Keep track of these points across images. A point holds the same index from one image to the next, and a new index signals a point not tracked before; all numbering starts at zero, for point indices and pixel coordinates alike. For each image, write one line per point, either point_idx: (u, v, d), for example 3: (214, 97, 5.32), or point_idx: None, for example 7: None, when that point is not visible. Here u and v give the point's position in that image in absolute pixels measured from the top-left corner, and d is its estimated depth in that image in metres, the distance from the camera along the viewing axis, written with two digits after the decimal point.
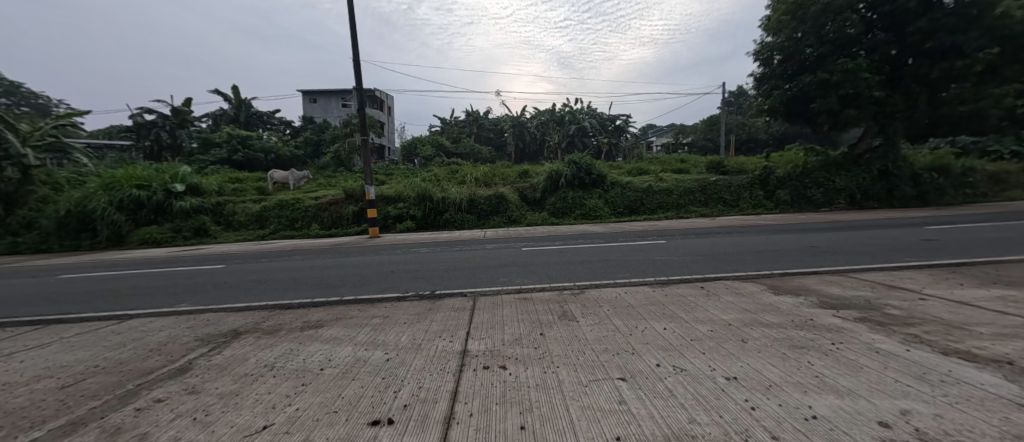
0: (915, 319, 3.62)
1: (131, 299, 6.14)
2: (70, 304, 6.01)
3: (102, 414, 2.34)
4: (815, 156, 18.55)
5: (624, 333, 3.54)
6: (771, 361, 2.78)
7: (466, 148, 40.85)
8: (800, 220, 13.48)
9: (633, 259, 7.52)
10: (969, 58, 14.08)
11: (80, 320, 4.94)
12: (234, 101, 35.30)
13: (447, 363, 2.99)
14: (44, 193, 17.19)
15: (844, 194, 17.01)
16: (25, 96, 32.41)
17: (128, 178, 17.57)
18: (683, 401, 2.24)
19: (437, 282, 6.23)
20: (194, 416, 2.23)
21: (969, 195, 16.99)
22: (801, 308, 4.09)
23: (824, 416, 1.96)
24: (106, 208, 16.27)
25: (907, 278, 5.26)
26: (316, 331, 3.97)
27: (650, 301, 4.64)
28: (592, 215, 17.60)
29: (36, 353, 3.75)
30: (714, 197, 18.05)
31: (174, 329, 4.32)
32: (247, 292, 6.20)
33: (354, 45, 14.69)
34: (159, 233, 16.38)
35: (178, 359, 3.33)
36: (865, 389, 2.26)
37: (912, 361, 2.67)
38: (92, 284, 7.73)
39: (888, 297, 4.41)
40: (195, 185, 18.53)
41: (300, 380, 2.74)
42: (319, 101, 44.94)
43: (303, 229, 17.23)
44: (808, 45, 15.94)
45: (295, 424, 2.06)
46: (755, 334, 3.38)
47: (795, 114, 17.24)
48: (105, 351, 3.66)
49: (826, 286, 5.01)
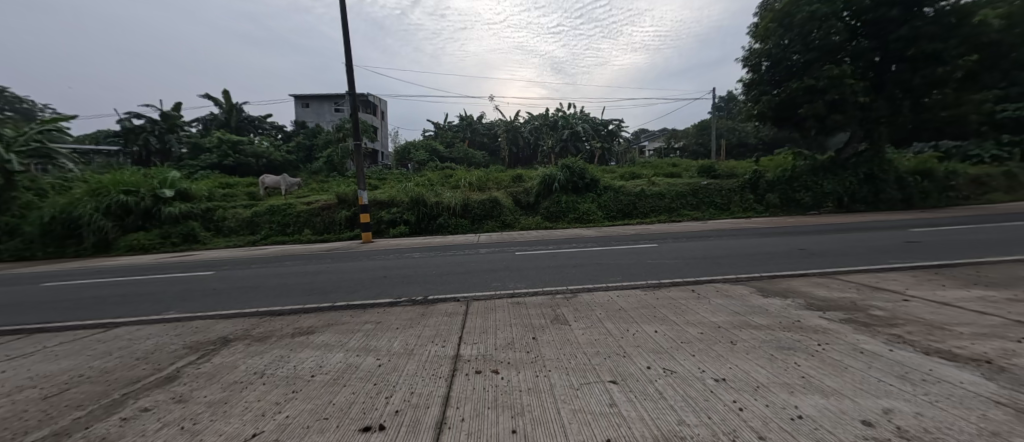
0: (898, 319, 3.72)
1: (117, 306, 6.04)
2: (53, 313, 5.86)
3: (86, 424, 2.30)
4: (803, 161, 18.89)
5: (615, 336, 3.58)
6: (759, 363, 2.82)
7: (460, 153, 40.91)
8: (792, 223, 13.61)
9: (626, 263, 7.55)
10: (949, 65, 14.44)
11: (65, 328, 4.84)
12: (226, 106, 35.07)
13: (439, 368, 2.98)
14: (27, 199, 16.85)
15: (833, 198, 17.31)
16: (8, 101, 31.72)
17: (115, 184, 17.35)
18: (673, 402, 2.27)
19: (431, 287, 6.20)
20: (182, 425, 2.21)
21: (952, 198, 17.39)
22: (790, 310, 4.16)
23: (809, 416, 2.00)
24: (93, 214, 15.88)
25: (892, 279, 5.40)
26: (308, 338, 3.93)
27: (642, 303, 4.69)
28: (585, 219, 17.72)
29: (18, 362, 3.67)
30: (705, 201, 18.26)
31: (162, 336, 4.26)
32: (237, 299, 6.14)
33: (349, 50, 14.69)
34: (147, 238, 16.12)
35: (166, 367, 3.28)
36: (851, 389, 2.31)
37: (896, 362, 2.73)
38: (76, 291, 7.57)
39: (873, 298, 4.51)
40: (185, 190, 18.36)
41: (290, 387, 2.72)
42: (311, 106, 44.80)
43: (295, 234, 17.09)
44: (795, 51, 16.29)
45: (284, 432, 2.04)
46: (744, 336, 3.43)
47: (784, 120, 17.56)
48: (92, 360, 3.61)
49: (813, 287, 5.11)
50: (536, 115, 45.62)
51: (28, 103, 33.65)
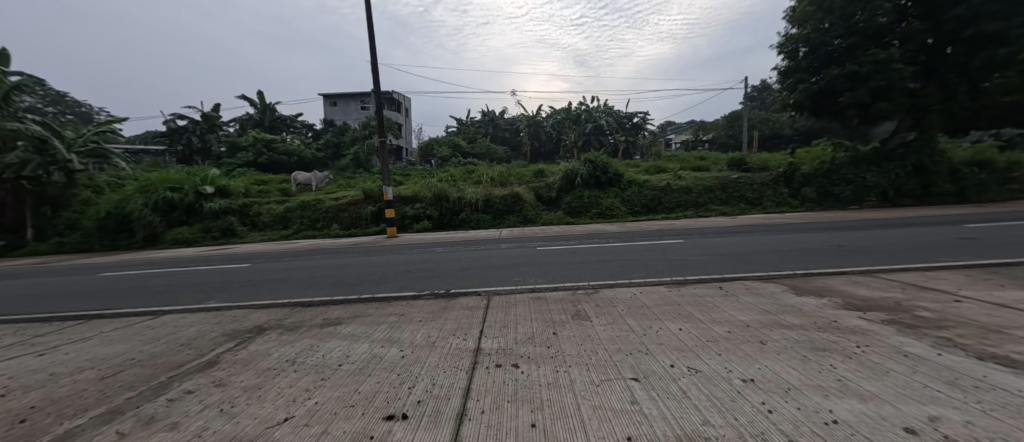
0: (948, 322, 3.44)
1: (164, 295, 6.47)
2: (110, 300, 6.37)
3: (137, 404, 2.48)
4: (843, 153, 17.84)
5: (638, 333, 3.52)
6: (790, 363, 2.70)
7: (481, 148, 41.14)
8: (830, 219, 12.79)
9: (649, 259, 7.37)
10: (1013, 45, 13.22)
11: (118, 315, 5.24)
12: (260, 107, 36.66)
13: (461, 360, 3.03)
14: (85, 196, 18.57)
15: (877, 192, 16.17)
16: (69, 105, 34.43)
17: (162, 181, 18.60)
18: (698, 402, 2.20)
19: (452, 281, 6.30)
20: (221, 407, 2.35)
21: (1015, 191, 15.93)
22: (825, 310, 3.94)
23: (845, 420, 1.90)
24: (143, 209, 17.12)
25: (941, 279, 5.01)
26: (335, 328, 4.09)
27: (665, 300, 4.59)
28: (608, 214, 17.41)
29: (80, 345, 4.03)
30: (734, 195, 17.74)
31: (203, 324, 4.52)
32: (271, 290, 6.46)
33: (374, 50, 14.99)
34: (190, 233, 17.14)
35: (207, 353, 3.49)
36: (892, 394, 2.17)
37: (943, 366, 2.54)
38: (128, 281, 8.16)
39: (918, 299, 4.20)
40: (223, 187, 19.37)
41: (319, 375, 2.84)
42: (339, 105, 46.18)
43: (324, 229, 17.72)
44: (836, 36, 15.39)
45: (315, 418, 2.13)
46: (774, 335, 3.30)
47: (823, 109, 16.59)
48: (141, 345, 3.89)
49: (852, 287, 4.80)
50: (558, 110, 45.00)
51: (86, 107, 36.46)
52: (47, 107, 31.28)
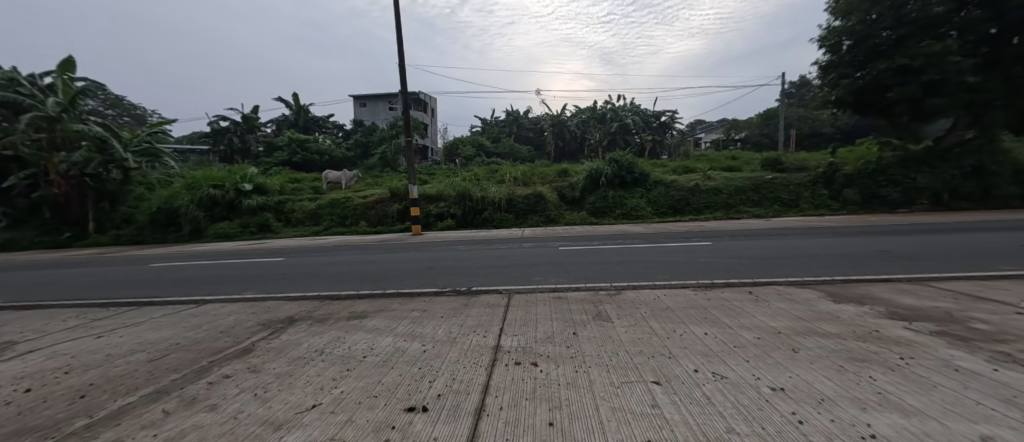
0: (1008, 336, 3.16)
1: (206, 286, 6.89)
2: (160, 289, 6.86)
3: (181, 385, 2.66)
4: (890, 152, 16.67)
5: (661, 336, 3.44)
6: (824, 373, 2.57)
7: (505, 148, 41.32)
8: (874, 223, 12.01)
9: (675, 261, 7.17)
10: None
11: (166, 303, 5.64)
12: (294, 108, 38.26)
13: (481, 356, 3.07)
14: (138, 192, 20.06)
15: (929, 194, 14.96)
16: (126, 108, 37.14)
17: (206, 179, 19.79)
18: (721, 409, 2.13)
19: (474, 279, 6.37)
20: (255, 392, 2.48)
21: None
22: (866, 319, 3.71)
23: (884, 436, 1.79)
24: (189, 205, 18.32)
25: (1000, 289, 4.60)
26: (361, 321, 4.23)
27: (691, 304, 4.45)
28: (633, 215, 17.05)
29: (133, 329, 4.36)
30: (767, 197, 16.96)
31: (240, 314, 4.79)
32: (302, 283, 6.75)
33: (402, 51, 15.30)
34: (230, 228, 18.13)
35: (243, 341, 3.70)
36: (938, 410, 2.03)
37: (999, 383, 2.34)
38: (175, 272, 8.75)
39: (974, 310, 3.87)
40: (261, 185, 20.38)
41: (345, 365, 2.94)
42: (368, 106, 47.55)
43: (353, 226, 18.31)
44: (884, 27, 14.40)
45: (340, 406, 2.22)
46: (807, 343, 3.14)
47: (868, 106, 15.58)
48: (186, 331, 4.16)
49: (897, 295, 4.49)
50: (583, 109, 44.45)
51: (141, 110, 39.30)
52: (107, 110, 33.97)
